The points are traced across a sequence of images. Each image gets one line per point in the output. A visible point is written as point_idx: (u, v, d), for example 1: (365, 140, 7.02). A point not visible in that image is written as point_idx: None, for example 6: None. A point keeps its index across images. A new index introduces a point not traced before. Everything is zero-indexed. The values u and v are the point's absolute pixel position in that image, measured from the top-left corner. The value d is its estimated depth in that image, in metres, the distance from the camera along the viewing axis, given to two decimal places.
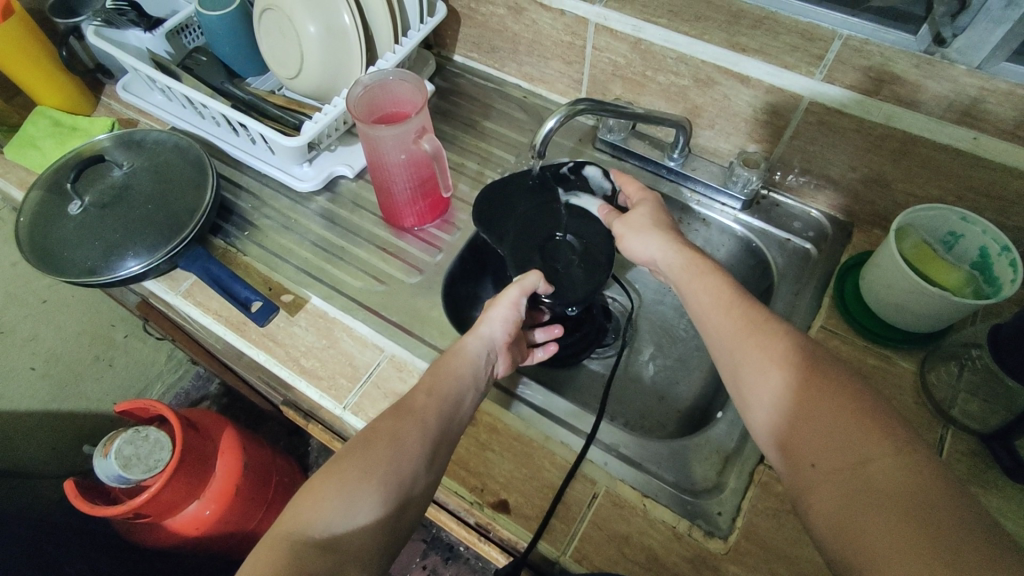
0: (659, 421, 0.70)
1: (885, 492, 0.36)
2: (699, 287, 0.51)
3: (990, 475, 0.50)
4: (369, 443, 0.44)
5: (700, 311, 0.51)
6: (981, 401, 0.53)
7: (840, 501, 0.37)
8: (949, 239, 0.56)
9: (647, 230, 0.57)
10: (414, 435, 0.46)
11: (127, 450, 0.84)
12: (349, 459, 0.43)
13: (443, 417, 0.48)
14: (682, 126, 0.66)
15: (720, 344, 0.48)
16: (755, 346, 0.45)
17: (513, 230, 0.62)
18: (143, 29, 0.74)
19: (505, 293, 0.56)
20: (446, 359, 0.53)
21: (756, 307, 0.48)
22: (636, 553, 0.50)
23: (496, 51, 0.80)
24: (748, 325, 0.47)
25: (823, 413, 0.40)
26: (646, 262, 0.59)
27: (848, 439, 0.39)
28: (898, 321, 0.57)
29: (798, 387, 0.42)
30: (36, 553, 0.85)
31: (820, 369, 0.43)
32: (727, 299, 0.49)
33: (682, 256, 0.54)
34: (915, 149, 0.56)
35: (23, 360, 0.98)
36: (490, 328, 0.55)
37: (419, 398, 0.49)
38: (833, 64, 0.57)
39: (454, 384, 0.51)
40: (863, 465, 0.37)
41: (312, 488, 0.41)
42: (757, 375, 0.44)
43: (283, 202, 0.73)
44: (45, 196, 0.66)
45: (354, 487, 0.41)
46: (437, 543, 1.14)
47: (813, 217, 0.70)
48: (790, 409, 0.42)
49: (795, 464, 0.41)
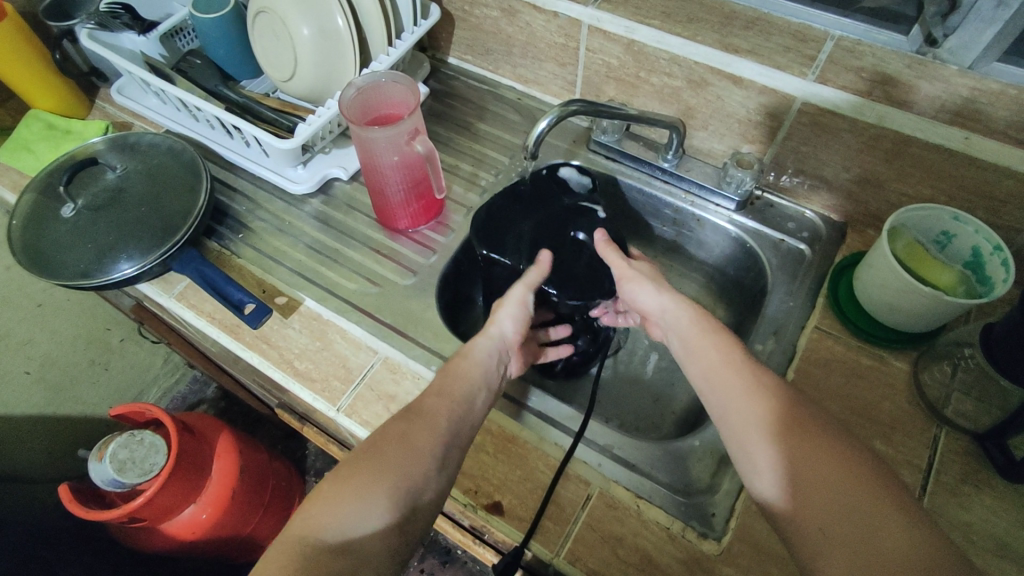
0: (654, 422, 0.70)
1: (897, 562, 0.34)
2: (699, 342, 0.51)
3: (983, 474, 0.50)
4: (380, 448, 0.44)
5: (704, 368, 0.49)
6: (974, 400, 0.53)
7: (849, 567, 0.35)
8: (942, 239, 0.56)
9: (646, 280, 0.58)
10: (426, 436, 0.46)
11: (121, 454, 0.83)
12: (364, 463, 0.43)
13: (455, 417, 0.48)
14: (676, 128, 0.66)
15: (722, 400, 0.46)
16: (757, 406, 0.44)
17: (524, 243, 0.63)
18: (137, 32, 0.73)
19: (510, 294, 0.59)
20: (453, 361, 0.53)
21: (760, 367, 0.47)
22: (630, 554, 0.50)
23: (491, 53, 0.80)
24: (751, 381, 0.46)
25: (826, 473, 0.39)
26: (643, 310, 0.59)
27: (855, 502, 0.37)
28: (887, 318, 0.58)
29: (803, 446, 0.41)
30: (31, 557, 0.85)
31: (819, 429, 0.42)
32: (731, 355, 0.48)
33: (690, 309, 0.54)
34: (908, 150, 0.56)
35: (17, 364, 0.98)
36: (499, 326, 0.57)
37: (430, 399, 0.49)
38: (825, 64, 0.58)
39: (467, 389, 0.51)
40: (872, 533, 0.36)
41: (324, 495, 0.42)
42: (758, 433, 0.43)
43: (277, 205, 0.73)
44: (37, 199, 0.66)
45: (366, 490, 0.41)
46: (434, 547, 1.14)
47: (807, 217, 0.70)
48: (791, 470, 0.40)
49: (801, 529, 0.39)
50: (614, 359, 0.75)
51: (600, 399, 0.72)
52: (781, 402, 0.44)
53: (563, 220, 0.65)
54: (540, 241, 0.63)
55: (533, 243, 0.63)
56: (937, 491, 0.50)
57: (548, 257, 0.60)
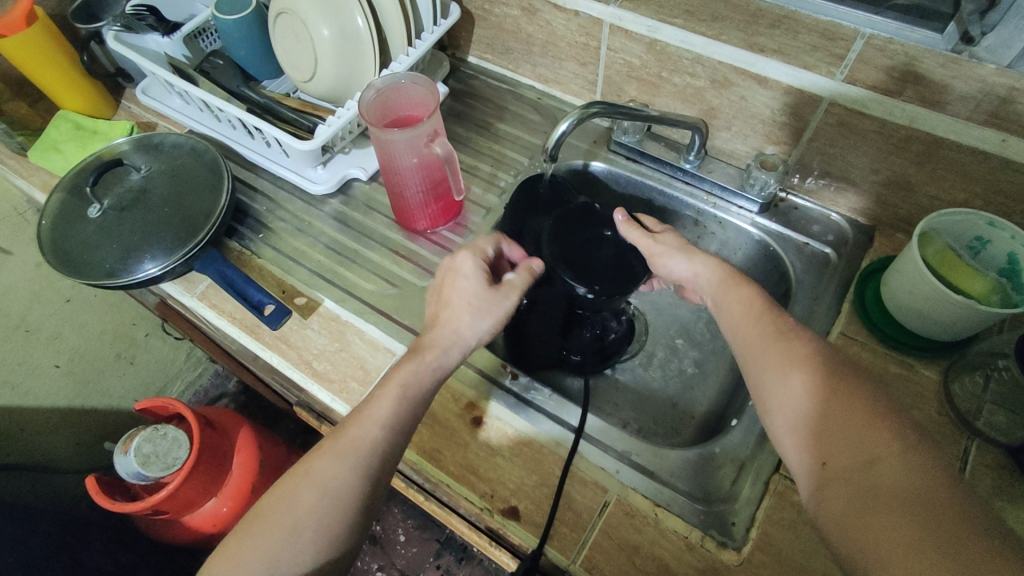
0: (673, 428, 0.69)
1: (893, 493, 0.36)
2: (728, 296, 0.52)
3: (1016, 488, 0.49)
4: (295, 494, 0.44)
5: (730, 323, 0.51)
6: (1007, 412, 0.51)
7: (850, 499, 0.38)
8: (976, 245, 0.55)
9: (676, 251, 0.58)
10: (343, 479, 0.44)
11: (145, 448, 0.85)
12: (275, 511, 0.44)
13: (385, 451, 0.46)
14: (698, 128, 0.65)
15: (745, 351, 0.49)
16: (772, 352, 0.46)
17: (553, 258, 0.59)
18: (161, 33, 0.74)
19: (499, 308, 0.54)
20: (408, 369, 0.49)
21: (781, 316, 0.49)
22: (646, 562, 0.49)
23: (511, 53, 0.80)
24: (771, 331, 0.48)
25: (837, 414, 0.41)
26: (676, 280, 0.59)
27: (862, 440, 0.39)
28: (917, 326, 0.56)
29: (819, 389, 0.43)
30: (60, 545, 0.88)
31: (838, 379, 0.43)
32: (752, 307, 0.50)
33: (717, 269, 0.55)
34: (940, 152, 0.55)
35: (47, 357, 1.00)
36: (472, 334, 0.52)
37: (367, 430, 0.46)
38: (855, 63, 0.56)
39: (409, 411, 0.47)
40: (874, 468, 0.38)
41: (229, 547, 0.44)
42: (777, 377, 0.45)
43: (297, 204, 0.74)
44: (65, 199, 0.67)
45: (280, 549, 0.43)
46: (450, 544, 1.14)
47: (833, 220, 0.68)
48: (805, 412, 0.43)
49: (808, 466, 0.41)
50: (633, 363, 0.74)
51: (619, 401, 0.71)
52: (800, 347, 0.46)
53: (582, 219, 0.63)
54: (567, 239, 0.61)
55: (561, 245, 0.60)
56: None
57: (539, 266, 0.56)
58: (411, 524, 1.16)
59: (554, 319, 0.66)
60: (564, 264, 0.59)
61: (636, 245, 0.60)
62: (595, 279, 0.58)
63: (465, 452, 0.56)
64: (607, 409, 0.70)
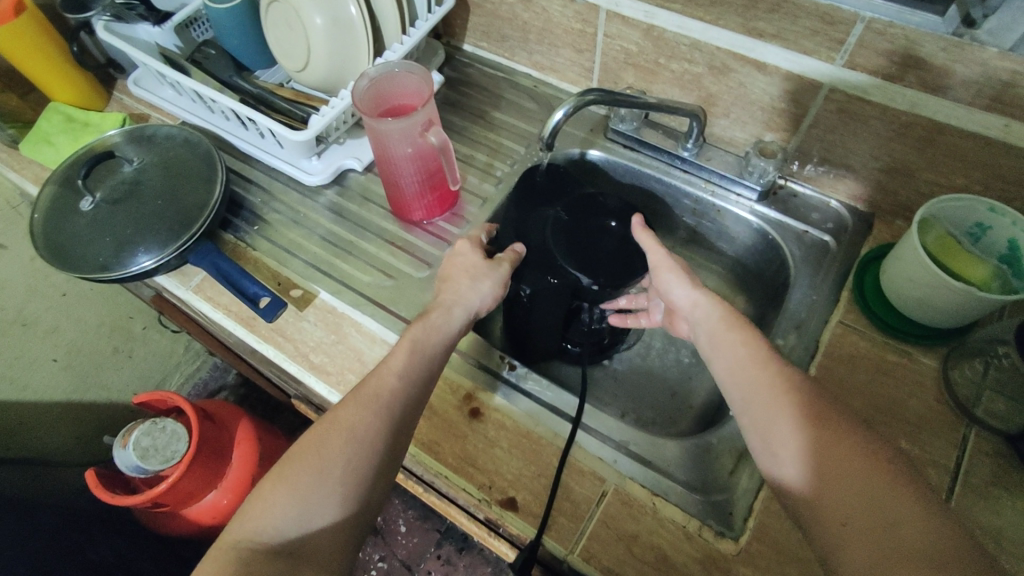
0: (671, 417, 0.69)
1: (919, 553, 0.35)
2: (726, 337, 0.49)
3: (1013, 475, 0.49)
4: (324, 439, 0.44)
5: (729, 364, 0.48)
6: (1006, 399, 0.51)
7: (869, 558, 0.36)
8: (976, 231, 0.54)
9: (678, 272, 0.54)
10: (370, 424, 0.44)
11: (144, 442, 0.84)
12: (304, 458, 0.43)
13: (409, 403, 0.47)
14: (696, 115, 0.64)
15: (745, 395, 0.46)
16: (777, 405, 0.43)
17: (561, 252, 0.59)
18: (153, 23, 0.73)
19: (497, 271, 0.57)
20: (418, 329, 0.51)
21: (787, 364, 0.46)
22: (645, 552, 0.49)
23: (506, 40, 0.79)
24: (777, 377, 0.45)
25: (851, 468, 0.39)
26: (671, 304, 0.56)
27: (880, 498, 0.37)
28: (919, 315, 0.55)
29: (825, 440, 0.41)
30: (62, 537, 0.88)
31: (844, 426, 0.41)
32: (756, 349, 0.47)
33: (719, 307, 0.51)
34: (942, 138, 0.54)
35: (45, 352, 1.00)
36: (477, 299, 0.55)
37: (387, 380, 0.47)
38: (854, 48, 0.53)
39: (425, 366, 0.49)
40: (895, 526, 0.36)
41: (261, 495, 0.42)
42: (785, 430, 0.42)
43: (292, 195, 0.73)
44: (58, 191, 0.66)
45: (309, 492, 0.42)
46: (451, 533, 1.15)
47: (832, 208, 0.67)
48: (816, 464, 0.40)
49: (820, 519, 0.39)
50: (630, 352, 0.74)
51: (616, 390, 0.71)
52: (805, 398, 0.43)
53: (589, 207, 0.63)
54: (568, 232, 0.61)
55: (566, 237, 0.60)
56: (965, 493, 0.48)
57: (523, 248, 0.60)
58: (411, 514, 1.16)
59: (556, 315, 0.64)
60: (571, 257, 0.59)
61: (647, 252, 0.56)
62: (599, 270, 0.58)
63: (463, 443, 0.56)
64: (605, 398, 0.70)
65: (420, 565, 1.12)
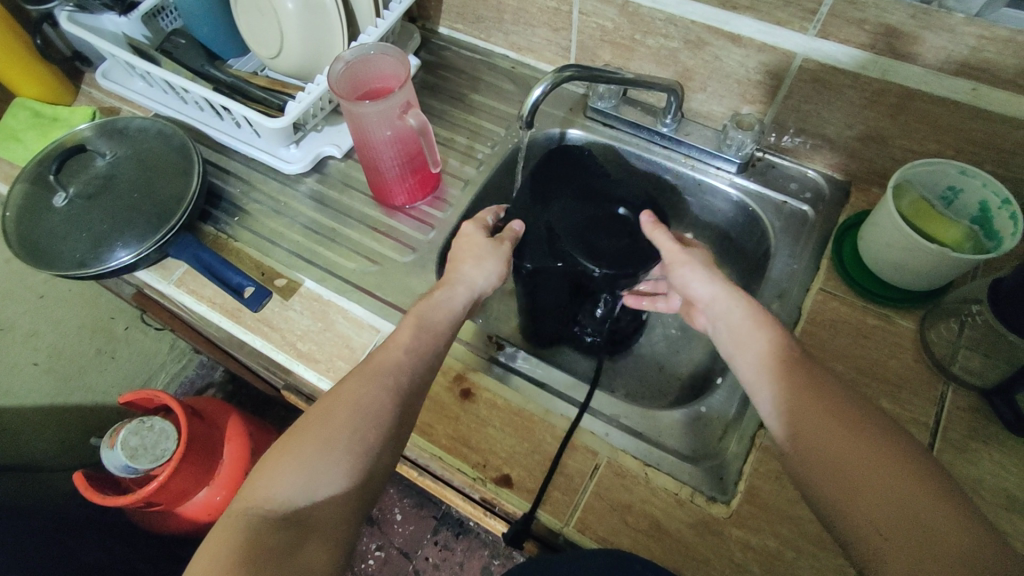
0: (659, 391, 0.70)
1: (947, 551, 0.34)
2: (750, 333, 0.48)
3: (991, 430, 0.50)
4: (329, 411, 0.44)
5: (752, 360, 0.47)
6: (981, 357, 0.53)
7: (903, 559, 0.34)
8: (948, 195, 0.56)
9: (698, 265, 0.54)
10: (376, 395, 0.45)
11: (133, 442, 0.82)
12: (311, 431, 0.43)
13: (414, 379, 0.47)
14: (674, 91, 0.64)
15: (772, 394, 0.44)
16: (792, 401, 0.43)
17: (565, 237, 0.58)
18: (118, 13, 0.71)
19: (499, 250, 0.57)
20: (423, 306, 0.52)
21: (812, 363, 0.45)
22: (638, 520, 0.50)
23: (482, 21, 0.78)
24: (799, 373, 0.44)
25: (881, 467, 0.38)
26: (690, 297, 0.55)
27: (908, 493, 0.36)
28: (896, 278, 0.57)
29: (855, 438, 0.39)
30: (53, 541, 0.87)
31: (873, 426, 0.40)
32: (779, 346, 0.46)
33: (743, 301, 0.50)
34: (913, 105, 0.55)
35: (25, 355, 0.99)
36: (480, 279, 0.56)
37: (391, 355, 0.48)
38: (827, 18, 0.54)
39: (427, 343, 0.50)
40: (919, 518, 0.35)
41: (265, 466, 0.42)
42: (813, 429, 0.41)
43: (272, 185, 0.72)
44: (29, 189, 0.65)
45: (313, 463, 0.41)
46: (447, 519, 1.16)
47: (811, 177, 0.69)
48: (840, 460, 0.39)
49: (851, 518, 0.37)
50: None
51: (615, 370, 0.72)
52: (831, 393, 0.42)
53: (601, 195, 0.62)
54: (576, 221, 0.59)
55: (573, 224, 0.59)
56: (946, 448, 0.50)
57: (520, 227, 0.60)
58: (407, 503, 1.17)
59: (557, 292, 0.63)
60: (576, 243, 0.57)
61: (659, 248, 0.56)
62: (602, 256, 0.56)
63: (455, 424, 0.56)
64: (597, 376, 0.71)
65: (418, 552, 1.13)
